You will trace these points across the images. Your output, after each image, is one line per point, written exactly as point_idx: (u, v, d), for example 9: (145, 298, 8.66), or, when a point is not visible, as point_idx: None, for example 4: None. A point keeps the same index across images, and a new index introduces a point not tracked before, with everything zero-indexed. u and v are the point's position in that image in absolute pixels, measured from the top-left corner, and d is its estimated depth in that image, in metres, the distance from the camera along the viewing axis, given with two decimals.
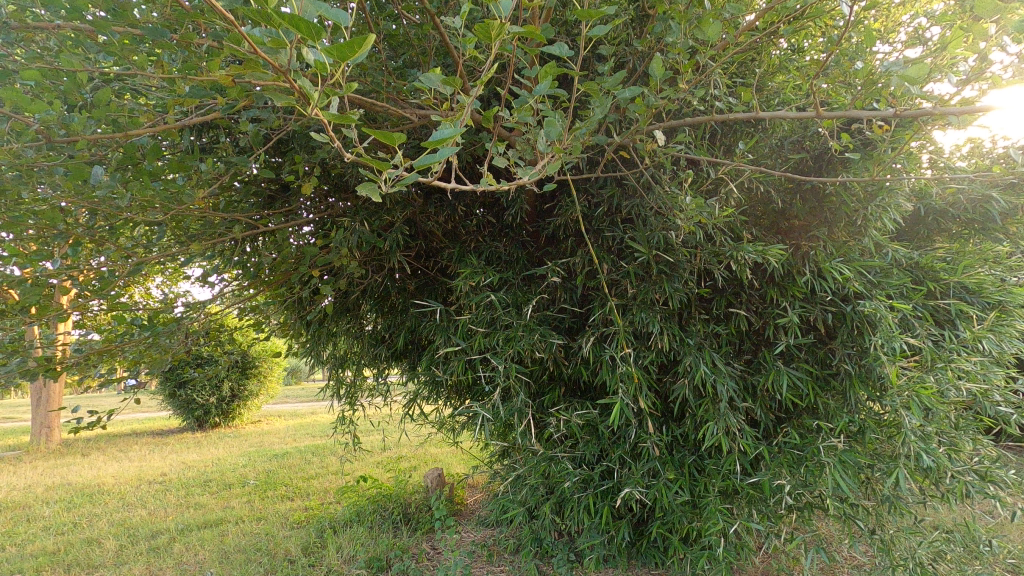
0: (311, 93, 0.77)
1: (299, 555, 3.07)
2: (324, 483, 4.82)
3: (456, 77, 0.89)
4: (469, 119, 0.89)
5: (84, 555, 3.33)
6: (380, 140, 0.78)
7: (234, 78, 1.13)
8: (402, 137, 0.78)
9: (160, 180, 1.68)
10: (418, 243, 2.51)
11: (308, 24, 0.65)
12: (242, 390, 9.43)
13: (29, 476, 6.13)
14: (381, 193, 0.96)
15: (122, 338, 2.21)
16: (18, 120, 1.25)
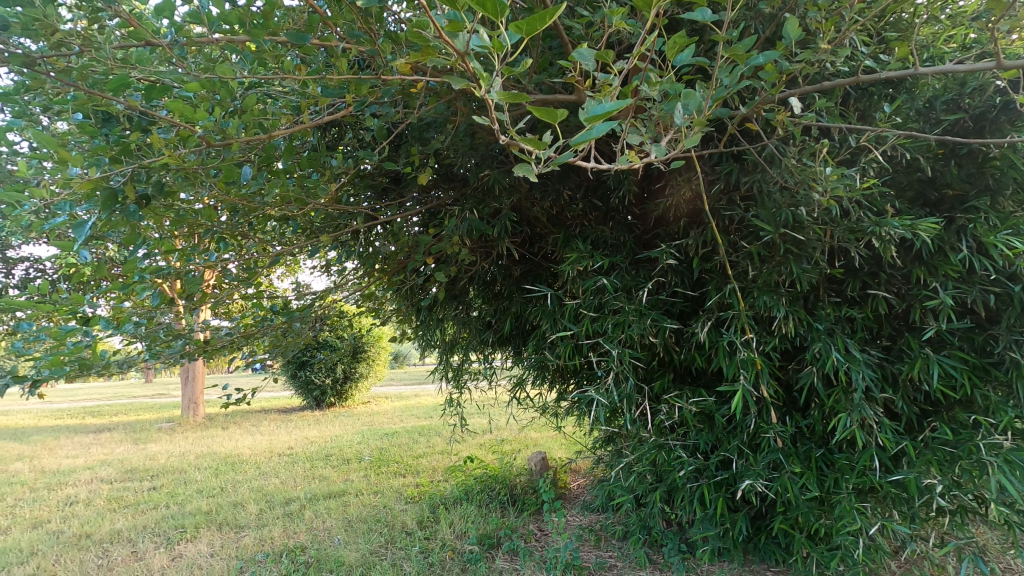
0: (484, 74, 0.79)
1: (415, 528, 3.26)
2: (432, 462, 5.06)
3: (610, 50, 0.87)
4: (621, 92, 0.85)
5: (232, 516, 3.75)
6: (539, 118, 0.76)
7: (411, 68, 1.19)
8: (565, 113, 0.75)
9: (294, 177, 1.83)
10: (524, 230, 2.54)
11: (493, 3, 0.66)
12: (353, 372, 10.13)
13: (183, 445, 7.00)
14: (535, 173, 0.94)
15: (263, 323, 2.45)
16: (185, 129, 1.41)
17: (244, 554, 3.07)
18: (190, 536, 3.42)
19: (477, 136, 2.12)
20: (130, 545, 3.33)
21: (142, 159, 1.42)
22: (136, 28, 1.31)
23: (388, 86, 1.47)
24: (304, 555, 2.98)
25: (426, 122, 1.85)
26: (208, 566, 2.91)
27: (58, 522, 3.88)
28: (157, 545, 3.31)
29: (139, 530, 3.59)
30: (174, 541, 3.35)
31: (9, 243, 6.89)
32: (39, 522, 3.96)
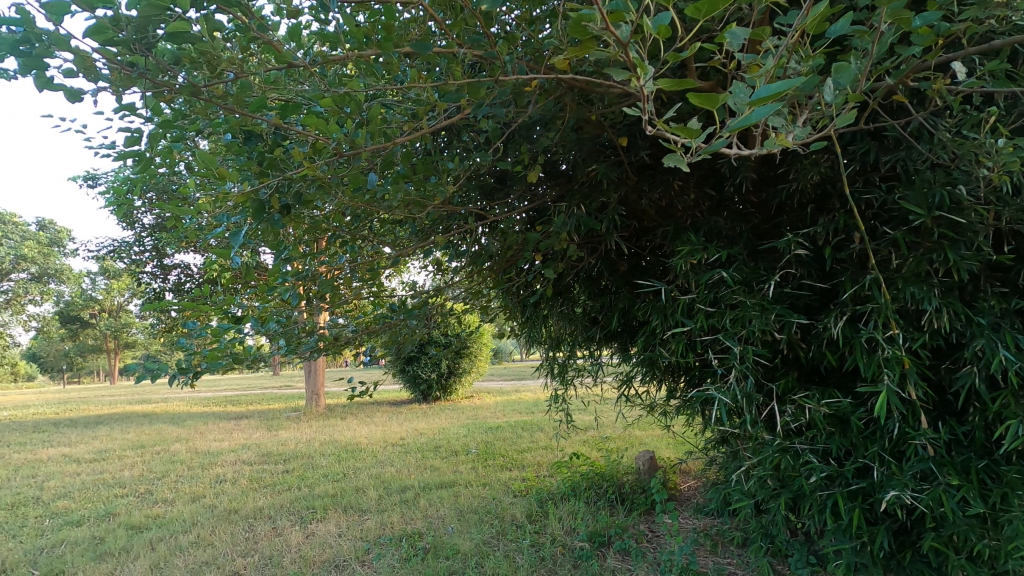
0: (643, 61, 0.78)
1: (525, 521, 3.31)
2: (537, 457, 5.11)
3: (769, 26, 0.81)
4: (780, 71, 0.78)
5: (355, 500, 4.04)
6: (696, 105, 0.73)
7: (571, 62, 1.21)
8: (724, 98, 0.72)
9: (412, 181, 1.92)
10: (632, 223, 2.48)
11: None
12: (457, 367, 10.51)
13: (309, 433, 7.64)
14: (687, 163, 0.90)
15: (385, 321, 2.61)
16: (320, 142, 1.53)
17: (367, 536, 3.28)
18: (321, 516, 3.73)
19: (585, 130, 2.10)
20: (270, 521, 3.69)
21: (284, 172, 1.56)
22: (280, 53, 1.44)
23: (503, 88, 1.49)
24: (422, 541, 3.13)
25: (535, 120, 1.86)
26: (337, 545, 3.14)
27: (211, 498, 4.39)
28: (293, 523, 3.64)
29: (278, 509, 3.96)
30: (307, 521, 3.66)
31: (165, 252, 7.91)
32: (196, 496, 4.51)
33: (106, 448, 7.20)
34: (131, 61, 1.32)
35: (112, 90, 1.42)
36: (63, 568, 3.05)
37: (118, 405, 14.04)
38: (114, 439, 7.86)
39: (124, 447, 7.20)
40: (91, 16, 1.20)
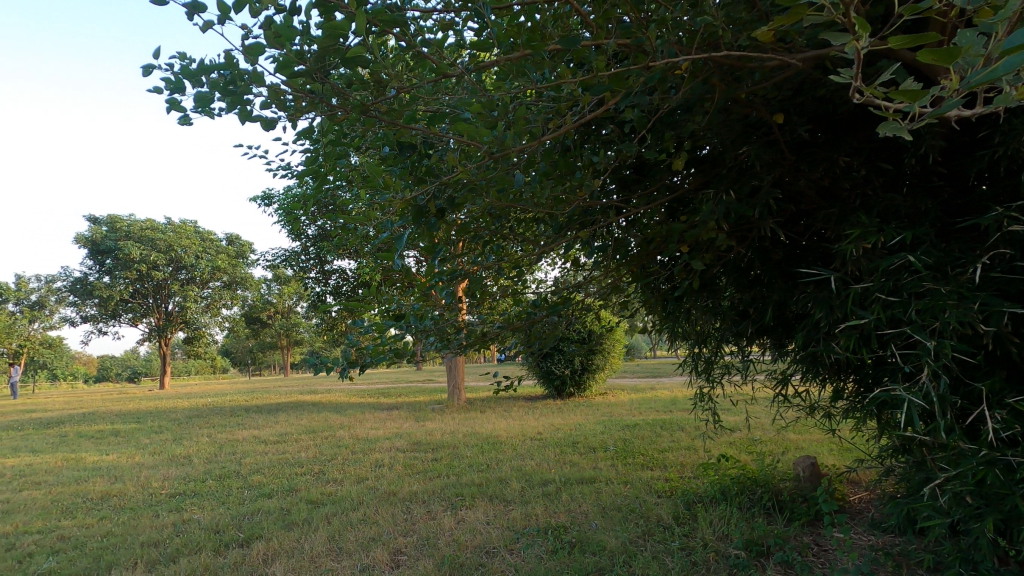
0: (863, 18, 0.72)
1: (672, 523, 3.20)
2: (679, 458, 4.91)
3: None
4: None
5: (500, 490, 4.21)
6: (925, 63, 0.66)
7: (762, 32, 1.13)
8: (958, 51, 0.63)
9: (554, 178, 1.95)
10: (789, 208, 2.29)
11: None
12: (590, 363, 10.47)
13: (452, 424, 8.09)
14: (910, 128, 0.80)
15: (530, 317, 2.67)
16: (473, 146, 1.61)
17: (514, 527, 3.39)
18: (470, 503, 3.94)
19: (733, 110, 1.98)
20: (425, 505, 3.97)
21: (440, 177, 1.70)
22: (437, 66, 1.54)
23: (651, 73, 1.46)
24: (567, 535, 3.16)
25: (680, 105, 1.80)
26: (487, 533, 3.28)
27: (373, 480, 4.84)
28: (445, 508, 3.88)
29: (430, 494, 4.25)
30: (457, 507, 3.88)
31: (326, 259, 8.90)
32: (360, 478, 5.01)
33: (286, 432, 8.26)
34: (312, 88, 1.52)
35: (298, 115, 1.63)
36: (260, 533, 3.55)
37: (292, 395, 16.03)
38: (291, 424, 9.00)
39: (299, 431, 8.21)
40: (282, 52, 1.40)
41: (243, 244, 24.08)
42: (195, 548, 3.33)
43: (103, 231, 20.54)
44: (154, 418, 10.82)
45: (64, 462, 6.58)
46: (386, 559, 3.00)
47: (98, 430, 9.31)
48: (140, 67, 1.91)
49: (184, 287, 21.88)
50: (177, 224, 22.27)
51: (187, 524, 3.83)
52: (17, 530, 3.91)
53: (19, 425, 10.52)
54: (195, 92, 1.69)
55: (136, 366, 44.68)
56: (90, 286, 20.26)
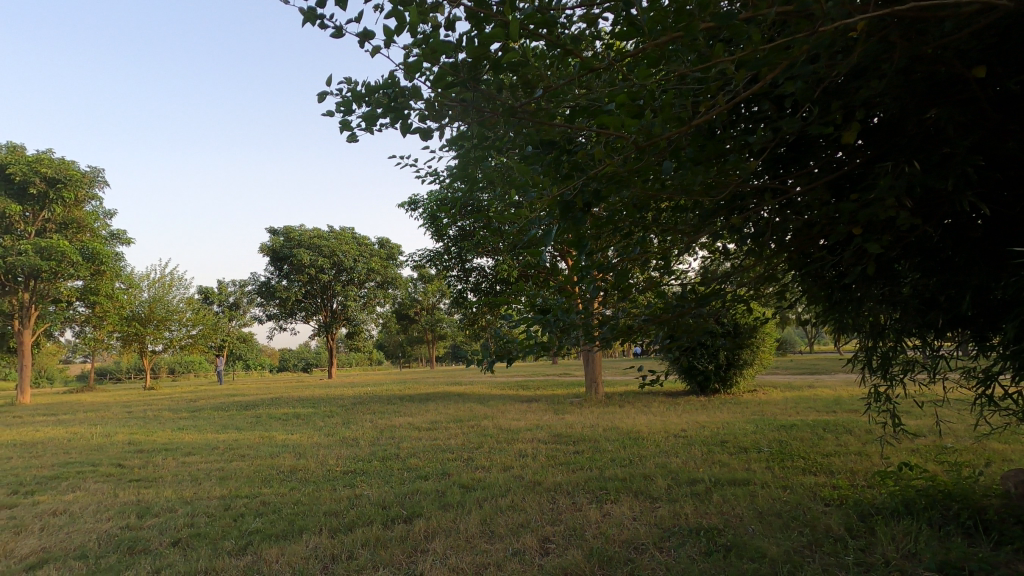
0: None
1: (845, 535, 2.89)
2: (849, 464, 4.41)
3: None
4: None
5: (645, 486, 4.13)
6: None
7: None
8: None
9: (704, 164, 1.89)
10: (994, 177, 1.97)
11: None
12: (738, 358, 9.82)
13: (592, 418, 8.08)
14: None
15: (676, 309, 2.60)
16: (621, 136, 1.62)
17: (663, 525, 3.30)
18: (615, 497, 3.92)
19: (916, 69, 1.75)
20: (569, 496, 4.03)
21: (587, 172, 1.74)
22: (583, 60, 1.59)
23: (818, 39, 1.36)
24: (721, 538, 3.01)
25: (851, 70, 1.65)
26: (634, 528, 3.25)
27: (518, 469, 5.01)
28: (589, 500, 3.90)
29: (575, 486, 4.30)
30: (602, 500, 3.88)
31: (467, 257, 9.38)
32: (506, 466, 5.22)
33: (436, 420, 8.87)
34: (463, 97, 1.65)
35: (451, 122, 1.77)
36: (421, 511, 3.86)
37: (439, 385, 17.17)
38: (440, 413, 9.64)
39: (448, 420, 8.76)
40: (437, 64, 1.54)
41: (392, 247, 26.29)
42: (367, 520, 3.73)
43: (281, 241, 23.67)
44: (326, 404, 12.24)
45: (260, 440, 7.72)
46: (535, 545, 3.10)
47: (283, 414, 10.77)
48: (317, 94, 2.18)
49: (345, 287, 24.45)
50: (338, 231, 24.91)
51: (359, 498, 4.30)
52: (230, 494, 4.69)
53: (225, 407, 12.54)
54: (364, 112, 1.91)
55: (309, 358, 50.93)
56: (273, 289, 23.47)
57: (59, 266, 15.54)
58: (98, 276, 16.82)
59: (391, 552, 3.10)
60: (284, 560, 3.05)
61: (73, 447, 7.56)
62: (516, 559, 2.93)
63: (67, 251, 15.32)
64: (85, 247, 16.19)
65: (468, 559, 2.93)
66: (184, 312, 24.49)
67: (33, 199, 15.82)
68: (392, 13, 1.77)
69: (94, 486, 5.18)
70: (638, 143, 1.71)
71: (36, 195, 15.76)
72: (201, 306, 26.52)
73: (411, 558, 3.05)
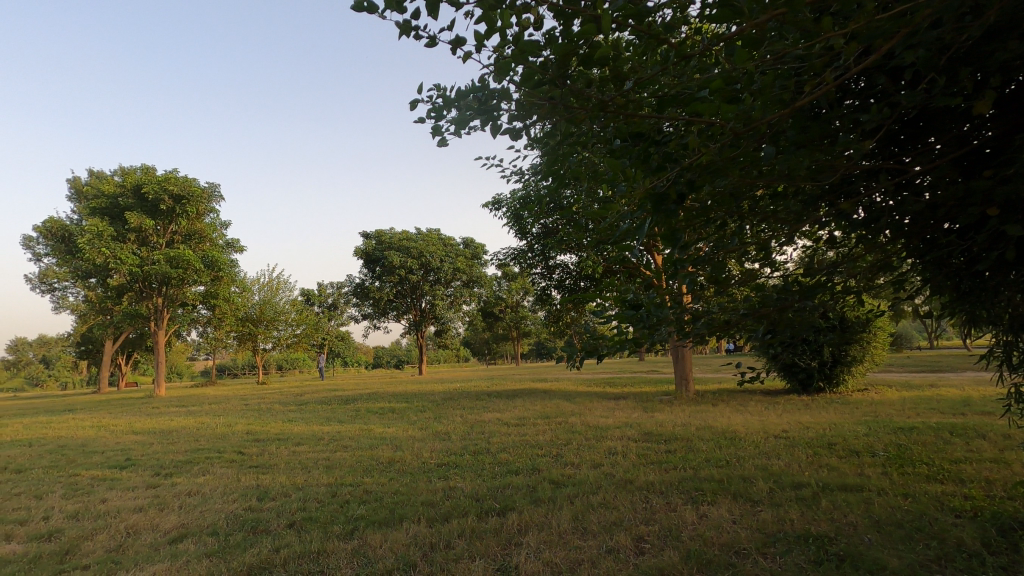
0: None
1: (982, 552, 2.60)
2: (983, 472, 3.96)
3: None
4: None
5: (744, 488, 3.94)
6: None
7: None
8: None
9: (808, 147, 1.80)
10: None
11: None
12: (845, 354, 9.11)
13: (683, 417, 7.81)
14: None
15: (778, 302, 2.47)
16: (719, 122, 1.59)
17: (766, 529, 3.14)
18: (711, 499, 3.78)
19: None
20: (663, 496, 3.93)
21: (679, 163, 1.71)
22: (675, 48, 1.57)
23: (944, 2, 1.25)
24: (833, 546, 2.81)
25: (983, 34, 1.50)
26: (734, 532, 3.11)
27: (608, 466, 4.96)
28: (684, 501, 3.77)
29: (668, 486, 4.19)
30: (698, 502, 3.75)
31: (550, 254, 9.41)
32: (596, 463, 5.19)
33: (524, 416, 8.96)
34: (552, 94, 1.68)
35: (539, 121, 1.81)
36: (513, 505, 3.93)
37: (524, 382, 17.34)
38: (527, 410, 9.73)
39: (535, 416, 8.83)
40: (525, 64, 1.57)
41: (477, 247, 26.89)
42: (462, 511, 3.86)
43: (373, 244, 24.97)
44: (418, 399, 12.74)
45: (360, 432, 8.19)
46: (630, 545, 3.06)
47: (380, 408, 11.33)
48: (410, 102, 2.28)
49: (433, 287, 25.33)
50: (425, 232, 25.84)
51: (453, 490, 4.45)
52: (336, 482, 5.02)
53: (327, 401, 13.43)
54: (454, 116, 1.98)
55: (400, 355, 53.29)
56: (367, 289, 24.80)
57: (185, 273, 17.36)
58: (217, 282, 18.61)
59: (486, 543, 3.18)
60: (387, 546, 3.23)
61: (201, 435, 8.41)
62: (610, 557, 2.90)
63: (192, 260, 17.08)
64: (206, 255, 17.98)
65: (561, 555, 2.95)
66: (289, 312, 26.52)
67: (163, 214, 17.78)
68: (480, 19, 1.82)
69: (220, 471, 5.75)
70: (735, 128, 1.65)
71: (165, 211, 17.70)
72: (304, 307, 28.55)
73: (505, 550, 3.11)
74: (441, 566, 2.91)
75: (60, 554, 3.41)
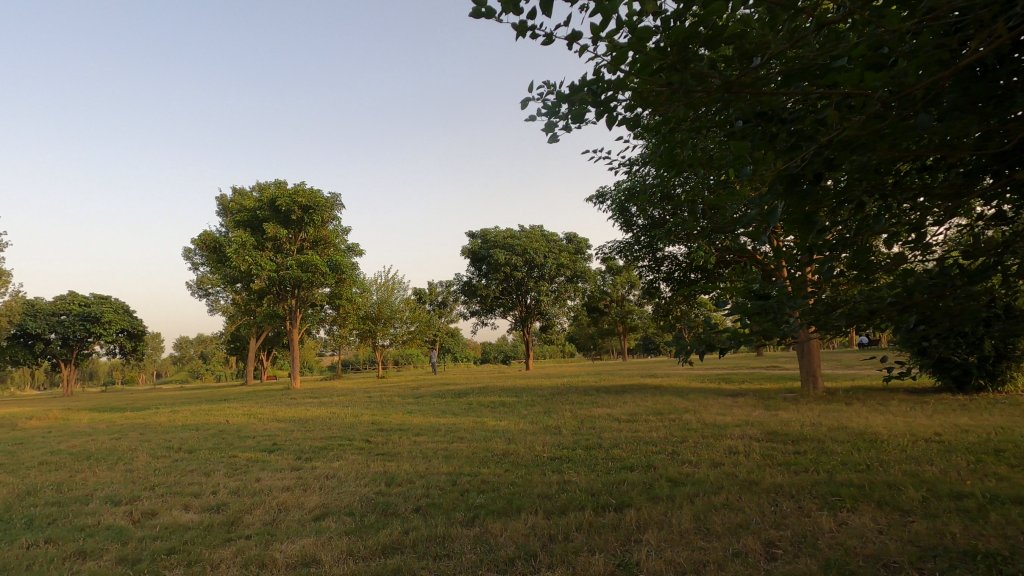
0: None
1: None
2: None
3: None
4: None
5: (891, 496, 3.56)
6: None
7: None
8: None
9: (970, 111, 1.61)
10: None
11: None
12: (1012, 348, 7.89)
13: (812, 416, 7.22)
14: None
15: (932, 288, 2.21)
16: (863, 92, 1.49)
17: (921, 543, 2.81)
18: (851, 505, 3.46)
19: None
20: (794, 500, 3.66)
21: (816, 140, 1.61)
22: (811, 18, 1.48)
23: None
24: (1009, 567, 2.46)
25: None
26: (882, 543, 2.83)
27: (730, 466, 4.73)
28: (819, 507, 3.49)
29: (800, 489, 3.90)
30: (835, 508, 3.45)
31: (657, 246, 9.12)
32: (716, 462, 4.95)
33: (635, 412, 8.77)
34: (671, 80, 1.65)
35: (657, 108, 1.79)
36: (630, 501, 3.88)
37: (633, 378, 16.99)
38: (638, 406, 9.51)
39: (647, 412, 8.61)
40: (642, 52, 1.56)
41: (580, 241, 26.77)
42: (579, 505, 3.87)
43: (479, 243, 25.76)
44: (526, 394, 12.94)
45: (473, 424, 8.50)
46: (759, 549, 2.90)
47: (491, 402, 11.67)
48: (522, 102, 2.34)
49: (537, 283, 25.59)
50: (528, 230, 26.19)
51: (568, 484, 4.48)
52: (455, 471, 5.26)
53: (442, 395, 14.08)
54: (568, 110, 2.02)
55: (508, 350, 54.48)
56: (474, 287, 25.62)
57: (314, 277, 19.04)
58: (341, 284, 20.21)
59: (605, 538, 3.17)
60: (507, 535, 3.33)
61: (333, 425, 9.19)
62: (738, 561, 2.76)
63: (319, 264, 18.69)
64: (330, 260, 19.60)
65: (684, 555, 2.86)
66: (404, 311, 28.16)
67: (294, 223, 19.62)
68: (596, 11, 1.84)
69: (352, 457, 6.26)
70: (883, 97, 1.51)
71: (296, 221, 19.54)
72: (417, 306, 30.15)
73: (625, 546, 3.08)
74: (562, 558, 2.95)
75: (228, 524, 3.91)
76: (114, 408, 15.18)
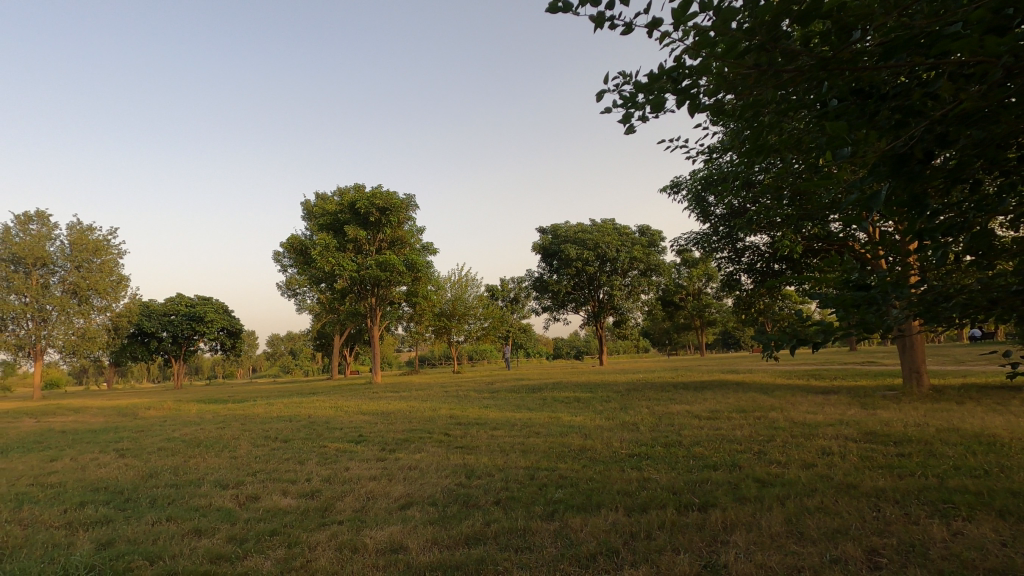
0: None
1: None
2: None
3: None
4: None
5: (1016, 506, 3.21)
6: None
7: None
8: None
9: None
10: None
11: None
12: None
13: (917, 416, 6.64)
14: None
15: None
16: (986, 58, 1.35)
17: None
18: (967, 514, 3.16)
19: None
20: (900, 506, 3.39)
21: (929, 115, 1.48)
22: None
23: None
24: None
25: None
26: (1007, 557, 2.56)
27: (824, 467, 4.45)
28: (929, 514, 3.22)
29: (906, 495, 3.61)
30: (949, 516, 3.17)
31: (737, 236, 8.73)
32: (808, 463, 4.68)
33: (717, 409, 8.44)
34: (760, 61, 1.59)
35: (743, 92, 1.72)
36: (715, 501, 3.75)
37: (713, 374, 16.38)
38: (719, 403, 9.14)
39: (729, 410, 8.27)
40: (728, 34, 1.51)
41: (654, 234, 26.08)
42: (660, 503, 3.80)
43: (550, 239, 25.74)
44: (601, 389, 12.80)
45: (549, 420, 8.52)
46: (861, 557, 2.71)
47: (566, 397, 11.63)
48: (598, 94, 2.33)
49: (610, 278, 25.22)
50: (600, 224, 25.83)
51: (648, 481, 4.40)
52: (533, 465, 5.31)
53: (516, 390, 14.23)
54: (646, 99, 1.98)
55: (580, 346, 54.13)
56: (546, 283, 25.63)
57: (392, 276, 19.77)
58: (417, 282, 20.87)
59: (689, 538, 3.09)
60: (588, 530, 3.32)
61: (413, 418, 9.52)
62: (838, 568, 2.60)
63: (396, 264, 19.39)
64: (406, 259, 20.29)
65: (777, 559, 2.73)
66: (477, 307, 28.67)
67: (372, 225, 20.49)
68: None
69: (432, 450, 6.47)
70: (1009, 64, 1.37)
71: (374, 223, 20.37)
72: (490, 302, 30.59)
73: (711, 547, 2.98)
74: (645, 556, 2.90)
75: (322, 509, 4.17)
76: (218, 400, 16.55)
